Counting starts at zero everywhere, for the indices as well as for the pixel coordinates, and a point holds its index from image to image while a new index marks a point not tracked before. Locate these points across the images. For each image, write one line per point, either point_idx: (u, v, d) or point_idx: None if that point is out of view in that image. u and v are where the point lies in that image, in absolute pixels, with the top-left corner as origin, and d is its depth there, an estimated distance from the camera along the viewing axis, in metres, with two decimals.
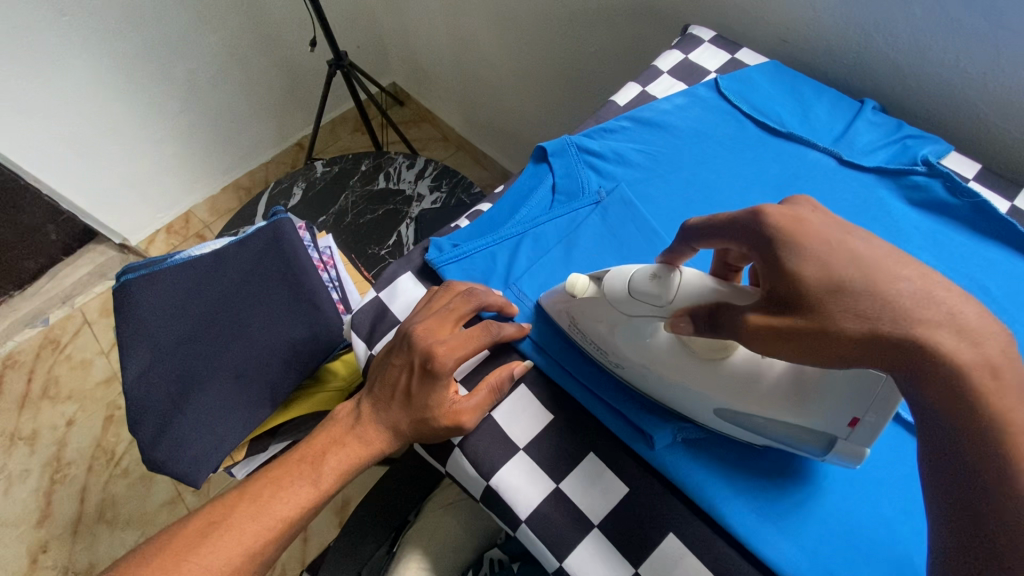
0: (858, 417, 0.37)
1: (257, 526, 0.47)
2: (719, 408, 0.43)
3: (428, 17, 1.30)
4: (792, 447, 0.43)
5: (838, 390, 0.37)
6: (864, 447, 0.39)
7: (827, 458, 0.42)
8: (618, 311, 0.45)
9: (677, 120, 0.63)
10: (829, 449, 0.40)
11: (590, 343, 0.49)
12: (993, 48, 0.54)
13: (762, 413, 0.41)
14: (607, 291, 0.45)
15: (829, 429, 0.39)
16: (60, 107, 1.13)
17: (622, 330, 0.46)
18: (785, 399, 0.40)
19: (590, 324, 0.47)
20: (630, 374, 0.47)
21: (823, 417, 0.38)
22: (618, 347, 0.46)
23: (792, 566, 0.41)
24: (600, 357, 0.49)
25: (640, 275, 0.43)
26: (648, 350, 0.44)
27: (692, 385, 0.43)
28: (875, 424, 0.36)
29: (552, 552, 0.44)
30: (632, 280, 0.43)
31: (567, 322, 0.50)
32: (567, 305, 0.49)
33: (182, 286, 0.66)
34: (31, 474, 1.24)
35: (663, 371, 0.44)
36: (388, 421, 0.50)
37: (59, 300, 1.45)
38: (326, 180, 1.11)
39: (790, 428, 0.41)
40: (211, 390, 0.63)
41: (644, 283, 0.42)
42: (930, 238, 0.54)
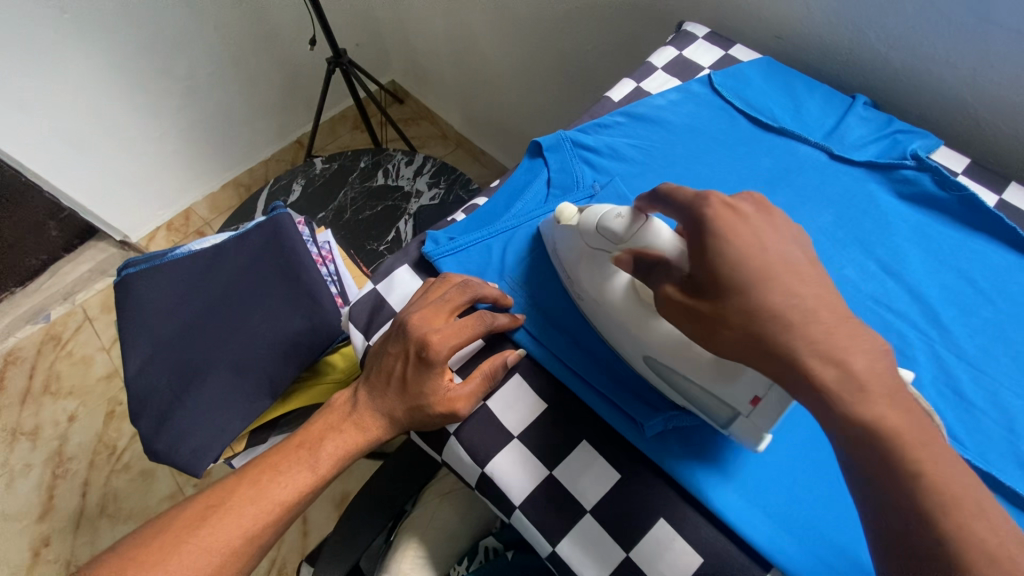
0: (758, 397, 0.39)
1: (256, 510, 0.48)
2: (648, 356, 0.46)
3: (427, 15, 1.31)
4: (703, 415, 0.44)
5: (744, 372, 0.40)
6: (766, 432, 0.40)
7: (731, 434, 0.43)
8: (586, 244, 0.50)
9: (671, 115, 0.64)
10: (731, 423, 0.42)
11: (563, 274, 0.53)
12: (981, 44, 0.55)
13: (680, 369, 0.44)
14: (583, 222, 0.50)
15: (733, 402, 0.41)
16: (61, 104, 1.14)
17: (586, 263, 0.50)
18: (708, 364, 0.42)
19: (564, 261, 0.52)
20: (587, 310, 0.51)
21: (732, 386, 0.40)
22: (583, 288, 0.51)
23: (777, 548, 0.42)
24: (568, 288, 0.53)
25: (612, 214, 0.48)
26: (602, 287, 0.49)
27: (630, 325, 0.47)
28: (773, 406, 0.39)
29: (545, 537, 0.45)
30: (604, 217, 0.48)
31: (551, 250, 0.54)
32: (552, 228, 0.54)
33: (183, 280, 0.68)
34: (33, 469, 1.25)
35: (609, 309, 0.48)
36: (385, 409, 0.51)
37: (60, 296, 1.46)
38: (325, 177, 1.12)
39: (705, 395, 0.43)
40: (211, 381, 0.64)
41: (612, 220, 0.47)
42: (918, 231, 0.55)
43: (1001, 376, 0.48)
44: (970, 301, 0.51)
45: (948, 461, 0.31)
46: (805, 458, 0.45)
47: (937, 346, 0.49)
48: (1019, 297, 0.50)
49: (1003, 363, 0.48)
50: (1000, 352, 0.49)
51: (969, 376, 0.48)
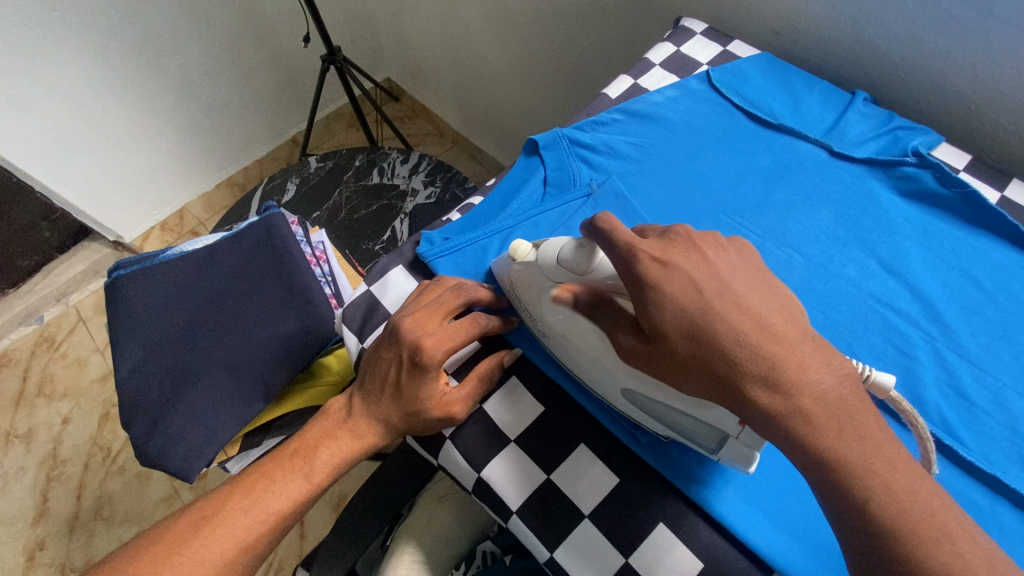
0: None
1: (250, 519, 0.47)
2: (626, 389, 0.43)
3: (422, 12, 1.30)
4: (692, 442, 0.43)
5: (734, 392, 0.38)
6: (756, 449, 0.39)
7: (722, 458, 0.42)
8: (546, 278, 0.46)
9: (668, 111, 0.63)
10: (721, 448, 0.41)
11: (527, 313, 0.50)
12: (982, 39, 0.54)
13: (661, 400, 0.41)
14: (541, 257, 0.46)
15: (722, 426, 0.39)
16: (52, 103, 1.12)
17: (548, 299, 0.46)
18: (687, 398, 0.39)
19: (523, 288, 0.49)
20: (554, 348, 0.48)
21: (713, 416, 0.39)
22: (543, 317, 0.47)
23: (778, 550, 0.41)
24: (532, 327, 0.50)
25: (567, 246, 0.45)
26: (568, 322, 0.44)
27: (600, 359, 0.43)
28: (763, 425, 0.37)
29: (544, 542, 0.44)
30: (561, 250, 0.45)
31: (510, 289, 0.51)
32: (508, 270, 0.50)
33: (172, 282, 0.66)
34: (27, 473, 1.24)
35: (578, 343, 0.44)
36: (379, 414, 0.50)
37: (53, 298, 1.44)
38: (320, 175, 1.10)
39: (692, 421, 0.41)
40: (204, 384, 0.63)
41: (566, 255, 0.44)
42: (921, 228, 0.54)
43: (1004, 376, 0.47)
44: (972, 299, 0.50)
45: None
46: None
47: (940, 345, 0.49)
48: (1021, 295, 0.50)
49: (1007, 363, 0.47)
50: (1003, 352, 0.48)
51: (973, 375, 0.47)
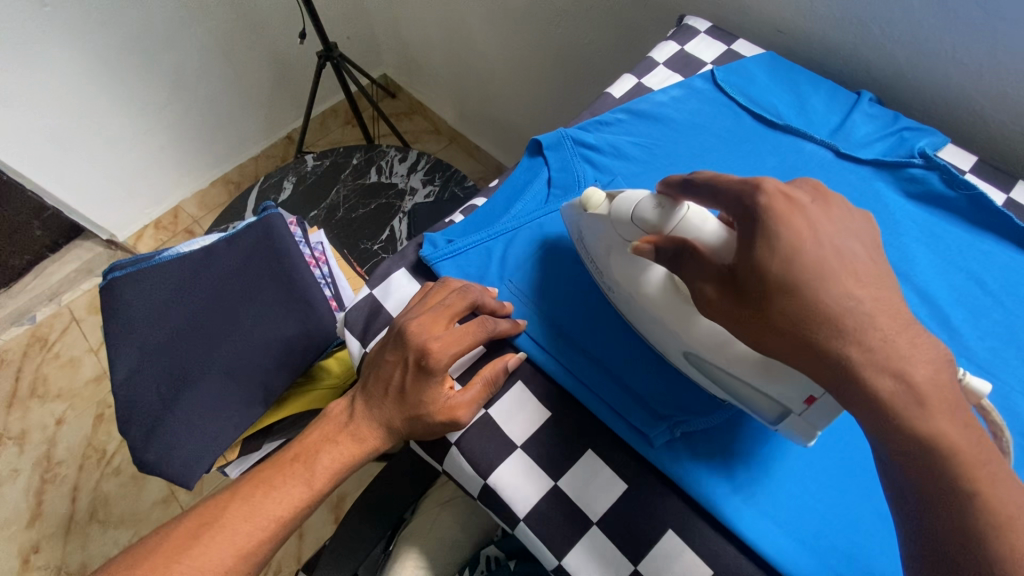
0: (814, 397, 0.37)
1: (251, 527, 0.47)
2: (689, 351, 0.44)
3: (419, 8, 1.28)
4: (749, 410, 0.43)
5: (797, 374, 0.37)
6: (818, 429, 0.39)
7: (779, 430, 0.42)
8: (618, 235, 0.46)
9: (673, 112, 0.62)
10: (781, 421, 0.41)
11: (593, 264, 0.50)
12: (988, 40, 0.54)
13: (723, 367, 0.42)
14: (614, 210, 0.46)
15: (784, 401, 0.39)
16: (43, 100, 1.11)
17: (618, 257, 0.47)
18: (752, 365, 0.39)
19: (596, 246, 0.49)
20: (619, 302, 0.49)
21: (779, 390, 0.39)
22: (613, 273, 0.48)
23: (789, 558, 0.41)
24: (597, 278, 0.51)
25: (646, 201, 0.44)
26: (636, 280, 0.46)
27: (666, 319, 0.44)
28: (828, 405, 0.37)
29: (550, 550, 0.44)
30: (638, 205, 0.44)
31: (580, 241, 0.51)
32: (579, 219, 0.50)
33: (169, 284, 0.65)
34: (21, 475, 1.23)
35: (643, 302, 0.46)
36: (382, 418, 0.49)
37: (46, 297, 1.42)
38: (318, 173, 1.09)
39: (751, 392, 0.41)
40: (201, 389, 0.62)
41: (646, 209, 0.44)
42: (927, 230, 0.54)
43: (1012, 379, 0.47)
44: (979, 302, 0.50)
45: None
46: (808, 463, 0.44)
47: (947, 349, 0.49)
48: None
49: (1013, 367, 0.47)
50: (1009, 356, 0.48)
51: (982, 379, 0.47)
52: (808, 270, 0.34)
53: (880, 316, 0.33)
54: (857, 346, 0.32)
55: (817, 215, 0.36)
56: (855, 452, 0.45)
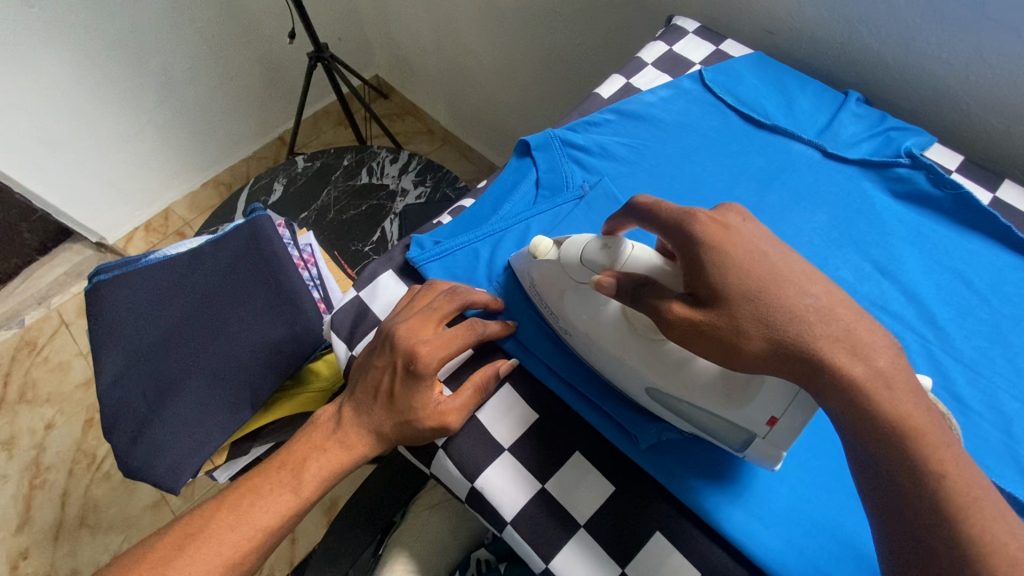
0: (776, 416, 0.37)
1: (237, 536, 0.46)
2: (650, 387, 0.44)
3: (410, 8, 1.28)
4: (717, 440, 0.43)
5: (759, 392, 0.38)
6: (781, 452, 0.39)
7: (747, 455, 0.42)
8: (569, 278, 0.46)
9: (661, 112, 0.62)
10: (747, 446, 0.41)
11: (547, 310, 0.50)
12: (974, 40, 0.54)
13: (686, 400, 0.42)
14: (563, 255, 0.46)
15: (749, 425, 0.39)
16: (29, 102, 1.09)
17: (573, 300, 0.46)
18: (715, 392, 0.40)
19: (546, 289, 0.48)
20: (576, 344, 0.48)
21: (743, 414, 0.39)
22: (568, 315, 0.47)
23: (776, 558, 0.41)
24: (553, 323, 0.50)
25: (592, 244, 0.44)
26: (594, 321, 0.46)
27: (624, 357, 0.44)
28: (791, 425, 0.37)
29: (539, 553, 0.44)
30: (585, 249, 0.44)
31: (529, 285, 0.50)
32: (529, 266, 0.49)
33: (156, 287, 0.65)
34: (9, 481, 1.21)
35: (602, 342, 0.45)
36: (370, 424, 0.49)
37: (34, 301, 1.41)
38: (308, 175, 1.09)
39: (714, 420, 0.41)
40: (188, 394, 0.61)
41: (594, 255, 0.43)
42: (914, 230, 0.54)
43: (998, 378, 0.47)
44: (965, 301, 0.50)
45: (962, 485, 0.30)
46: (794, 463, 0.44)
47: (933, 347, 0.49)
48: (1013, 296, 0.50)
49: (998, 366, 0.47)
50: (995, 354, 0.48)
51: (967, 379, 0.47)
52: (762, 276, 0.35)
53: (838, 307, 0.34)
54: (817, 358, 0.32)
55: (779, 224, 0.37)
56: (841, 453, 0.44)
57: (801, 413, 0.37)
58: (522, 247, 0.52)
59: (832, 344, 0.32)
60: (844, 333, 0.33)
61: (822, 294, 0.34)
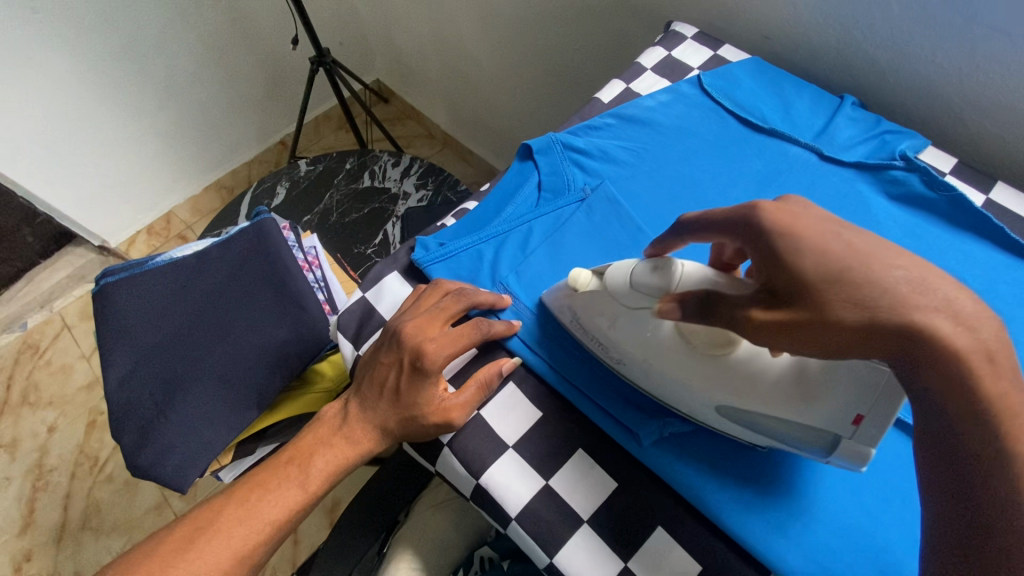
0: (863, 414, 0.37)
1: (245, 530, 0.47)
2: (720, 404, 0.43)
3: (411, 13, 1.29)
4: (795, 448, 0.42)
5: (843, 392, 0.37)
6: (868, 452, 0.39)
7: (829, 460, 0.41)
8: (619, 306, 0.45)
9: (661, 116, 0.63)
10: (831, 452, 0.40)
11: (594, 341, 0.48)
12: (966, 44, 0.55)
13: (763, 411, 0.41)
14: (609, 283, 0.45)
15: (832, 428, 0.39)
16: (33, 106, 1.10)
17: (627, 326, 0.45)
18: (796, 398, 0.39)
19: (592, 319, 0.47)
20: (633, 371, 0.47)
21: (828, 417, 0.38)
22: (619, 343, 0.46)
23: (775, 550, 0.42)
24: (602, 353, 0.48)
25: (640, 268, 0.43)
26: (652, 345, 0.44)
27: (691, 380, 0.43)
28: (878, 422, 0.37)
29: (542, 548, 0.45)
30: (633, 273, 0.43)
31: (569, 317, 0.49)
32: (571, 300, 0.48)
33: (163, 289, 0.65)
34: (12, 483, 1.22)
35: (667, 366, 0.44)
36: (376, 420, 0.50)
37: (37, 304, 1.41)
38: (311, 178, 1.09)
39: (793, 428, 0.41)
40: (195, 393, 0.62)
41: (645, 278, 0.42)
42: (909, 230, 0.55)
43: None
44: None
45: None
46: (794, 458, 0.45)
47: None
48: (1006, 295, 0.51)
49: None
50: None
51: None
52: (842, 255, 0.31)
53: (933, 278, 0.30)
54: (909, 335, 0.29)
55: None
56: None
57: (887, 409, 0.36)
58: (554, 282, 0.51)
59: (924, 313, 0.28)
60: (944, 303, 0.29)
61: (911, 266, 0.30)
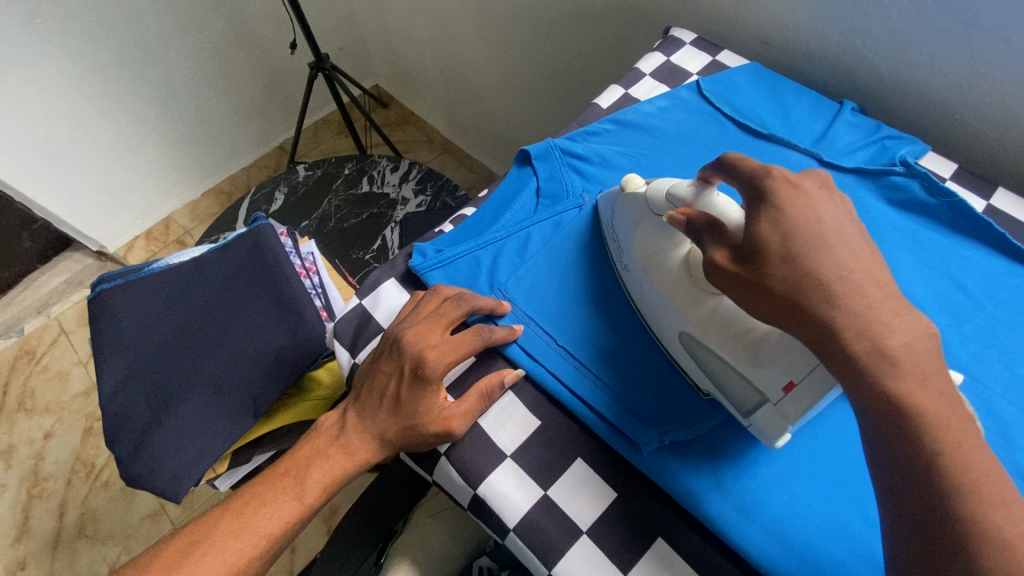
0: (794, 382, 0.39)
1: (241, 543, 0.46)
2: (684, 333, 0.46)
3: (410, 18, 1.29)
4: (727, 401, 0.44)
5: (784, 356, 0.40)
6: (790, 424, 0.41)
7: (750, 423, 0.43)
8: (651, 211, 0.49)
9: (660, 122, 0.63)
10: (755, 410, 0.42)
11: (614, 243, 0.53)
12: (966, 50, 0.55)
13: (715, 351, 0.44)
14: (650, 190, 0.49)
15: (764, 387, 0.41)
16: (31, 112, 1.10)
17: (647, 231, 0.50)
18: (742, 349, 0.42)
19: (623, 222, 0.52)
20: (630, 280, 0.51)
21: (762, 374, 0.41)
22: (634, 246, 0.50)
23: (778, 563, 0.41)
24: (615, 257, 0.53)
25: (680, 184, 0.47)
26: (658, 256, 0.49)
27: (673, 298, 0.47)
28: (806, 395, 0.39)
29: (541, 559, 0.44)
30: (672, 186, 0.47)
31: (608, 219, 0.54)
32: (615, 199, 0.53)
33: (157, 296, 0.65)
34: (7, 490, 1.21)
35: (656, 279, 0.48)
36: (374, 430, 0.49)
37: (34, 310, 1.41)
38: (309, 183, 1.09)
39: (732, 377, 0.43)
40: (191, 401, 0.61)
41: (680, 189, 0.46)
42: (910, 236, 0.54)
43: (996, 384, 0.47)
44: (961, 307, 0.51)
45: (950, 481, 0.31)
46: (796, 468, 0.44)
47: None
48: (1008, 303, 0.51)
49: (995, 372, 0.48)
50: (992, 359, 0.48)
51: (965, 385, 0.47)
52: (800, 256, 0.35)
53: (885, 282, 0.34)
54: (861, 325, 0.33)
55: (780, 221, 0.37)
56: (840, 457, 0.45)
57: (819, 387, 0.38)
58: (610, 190, 0.56)
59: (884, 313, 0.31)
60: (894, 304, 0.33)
61: (873, 267, 0.35)
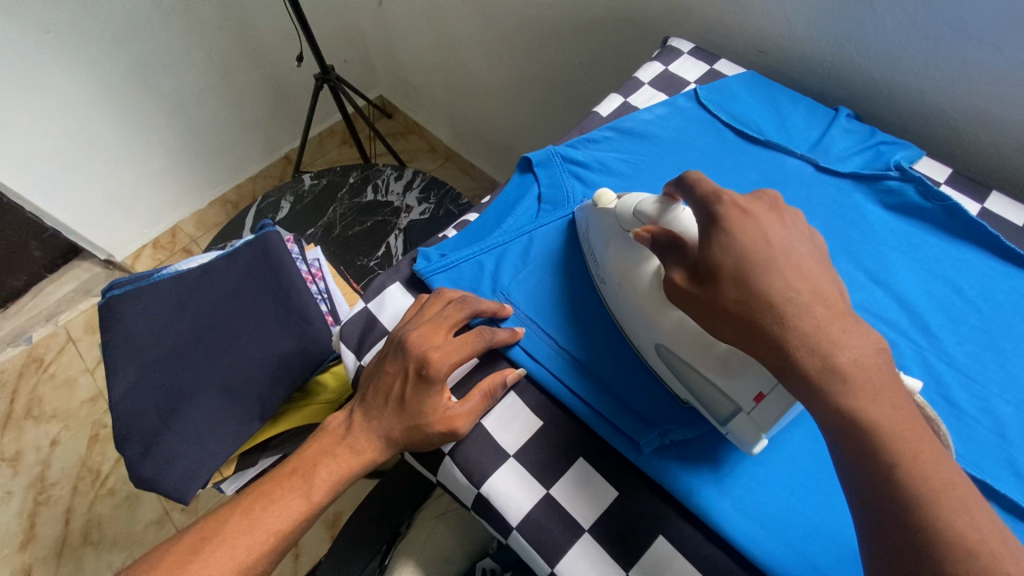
0: (763, 393, 0.40)
1: (250, 540, 0.47)
2: (660, 344, 0.47)
3: (414, 31, 1.32)
4: (705, 411, 0.45)
5: (756, 369, 0.41)
6: (762, 434, 0.41)
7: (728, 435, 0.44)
8: (622, 228, 0.50)
9: (658, 129, 0.65)
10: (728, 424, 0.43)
11: (591, 257, 0.54)
12: (957, 57, 0.57)
13: (691, 363, 0.45)
14: (621, 206, 0.50)
15: (736, 397, 0.42)
16: (46, 124, 1.13)
17: (618, 246, 0.50)
18: (714, 364, 0.43)
19: (598, 238, 0.52)
20: (607, 293, 0.52)
21: (734, 386, 0.42)
22: (607, 262, 0.51)
23: (781, 562, 0.42)
24: (594, 272, 0.53)
25: (648, 200, 0.47)
26: (631, 271, 0.49)
27: (646, 309, 0.47)
28: (776, 404, 0.40)
29: (544, 557, 0.45)
30: (640, 202, 0.48)
31: (585, 234, 0.55)
32: (590, 213, 0.54)
33: (169, 300, 0.66)
34: (14, 496, 1.22)
35: (631, 293, 0.48)
36: (380, 430, 0.50)
37: (43, 318, 1.43)
38: (314, 192, 1.11)
39: (705, 386, 0.44)
40: (197, 406, 0.62)
41: (646, 205, 0.47)
42: (905, 239, 0.55)
43: (991, 383, 0.48)
44: (957, 308, 0.52)
45: (942, 473, 0.32)
46: (801, 468, 0.45)
47: (928, 353, 0.50)
48: (1005, 304, 0.51)
49: (992, 373, 0.48)
50: (988, 360, 0.49)
51: (960, 384, 0.48)
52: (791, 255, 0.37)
53: None
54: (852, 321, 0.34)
55: (771, 225, 0.38)
56: None
57: (786, 396, 0.40)
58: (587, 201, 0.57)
59: None
60: None
61: None
